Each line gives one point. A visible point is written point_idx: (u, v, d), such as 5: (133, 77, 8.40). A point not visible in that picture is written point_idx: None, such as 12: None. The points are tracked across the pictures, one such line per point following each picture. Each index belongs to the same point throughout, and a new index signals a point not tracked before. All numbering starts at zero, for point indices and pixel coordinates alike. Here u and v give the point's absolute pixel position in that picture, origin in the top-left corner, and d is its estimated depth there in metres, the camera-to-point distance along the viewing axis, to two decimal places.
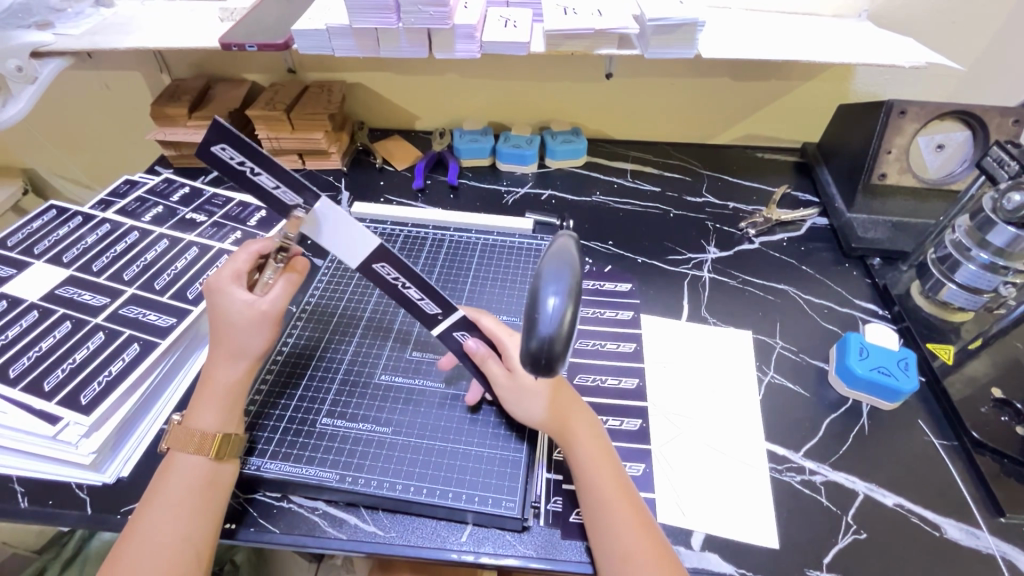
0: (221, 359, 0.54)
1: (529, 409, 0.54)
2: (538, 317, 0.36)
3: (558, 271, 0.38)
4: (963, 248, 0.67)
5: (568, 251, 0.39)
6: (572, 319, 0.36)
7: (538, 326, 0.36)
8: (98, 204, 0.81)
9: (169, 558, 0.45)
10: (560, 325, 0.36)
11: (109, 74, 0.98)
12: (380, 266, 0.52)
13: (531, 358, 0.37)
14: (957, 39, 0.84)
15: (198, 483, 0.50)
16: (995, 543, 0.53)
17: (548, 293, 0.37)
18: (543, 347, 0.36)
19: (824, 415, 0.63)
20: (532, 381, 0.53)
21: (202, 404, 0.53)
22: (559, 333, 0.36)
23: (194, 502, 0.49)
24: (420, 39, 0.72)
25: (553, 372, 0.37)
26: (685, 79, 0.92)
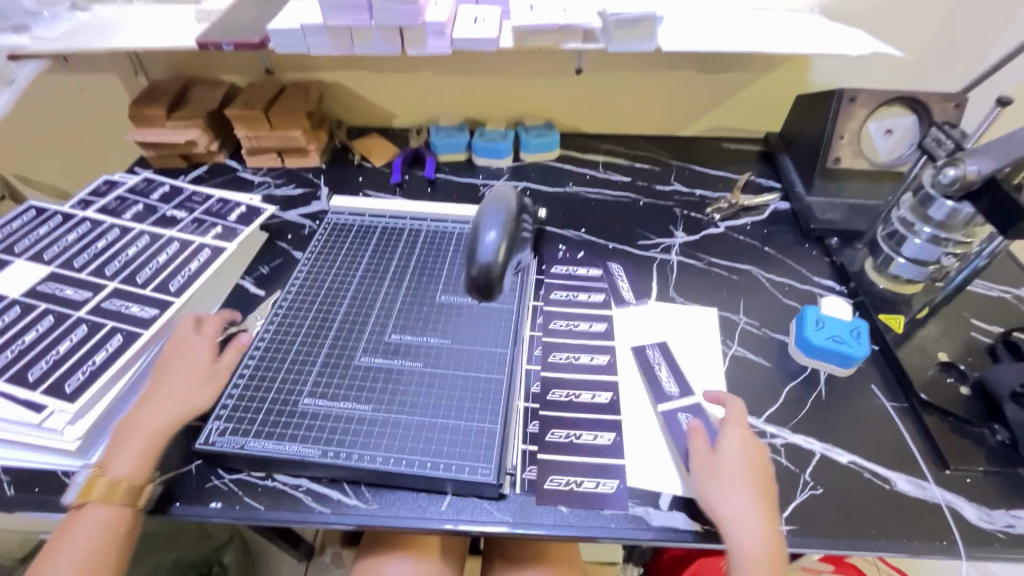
0: (150, 406, 0.57)
1: (729, 490, 0.53)
2: (479, 250, 0.50)
3: (496, 215, 0.52)
4: (908, 224, 0.72)
5: (506, 197, 0.54)
6: (505, 252, 0.50)
7: (478, 256, 0.50)
8: (78, 204, 0.82)
9: None
10: (495, 256, 0.49)
11: (87, 77, 1.00)
12: (554, 395, 0.64)
13: (474, 284, 0.50)
14: (904, 31, 0.89)
15: (97, 542, 0.51)
16: (941, 493, 0.57)
17: (488, 231, 0.51)
18: (483, 273, 0.49)
19: (785, 383, 0.67)
20: (735, 452, 0.55)
21: (121, 449, 0.55)
22: (494, 262, 0.49)
23: (84, 570, 0.50)
24: (392, 36, 0.74)
25: (492, 293, 0.50)
26: (651, 74, 0.97)
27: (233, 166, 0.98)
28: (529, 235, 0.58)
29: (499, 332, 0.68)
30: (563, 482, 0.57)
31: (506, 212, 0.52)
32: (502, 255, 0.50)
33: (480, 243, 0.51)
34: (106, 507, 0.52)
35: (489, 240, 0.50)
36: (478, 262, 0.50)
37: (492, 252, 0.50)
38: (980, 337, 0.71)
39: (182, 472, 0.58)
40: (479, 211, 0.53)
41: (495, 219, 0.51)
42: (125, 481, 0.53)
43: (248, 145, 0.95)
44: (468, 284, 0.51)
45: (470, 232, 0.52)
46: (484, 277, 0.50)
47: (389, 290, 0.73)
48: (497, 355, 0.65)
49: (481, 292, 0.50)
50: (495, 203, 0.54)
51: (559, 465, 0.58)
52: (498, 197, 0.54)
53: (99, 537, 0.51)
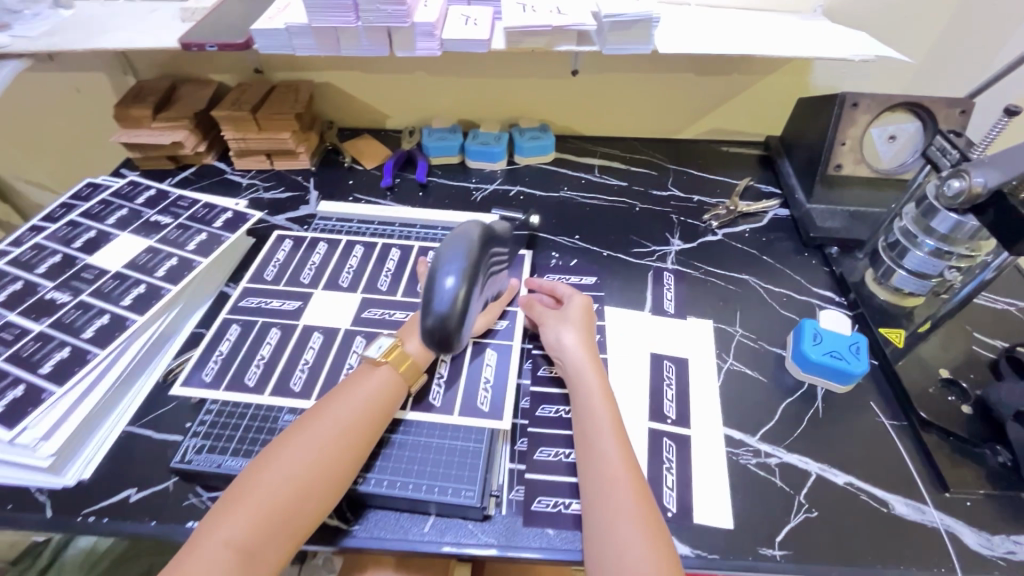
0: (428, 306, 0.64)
1: (564, 335, 0.64)
2: (437, 297, 0.48)
3: (457, 256, 0.49)
4: (910, 235, 0.70)
5: (467, 235, 0.50)
6: (462, 300, 0.48)
7: (435, 306, 0.48)
8: (60, 208, 0.80)
9: (286, 492, 0.48)
10: (452, 307, 0.47)
11: (73, 75, 0.97)
12: (543, 410, 0.62)
13: (432, 334, 0.49)
14: (910, 33, 0.87)
15: (355, 427, 0.53)
16: (939, 517, 0.55)
17: (445, 278, 0.48)
18: (439, 326, 0.48)
19: (780, 399, 0.65)
20: (572, 311, 0.66)
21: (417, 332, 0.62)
22: (451, 315, 0.48)
23: (331, 448, 0.51)
24: (380, 37, 0.72)
25: (450, 342, 0.49)
26: (648, 76, 0.94)
27: (222, 169, 0.96)
28: (493, 264, 0.55)
29: (487, 351, 0.66)
30: (550, 503, 0.55)
31: (467, 253, 0.49)
32: (460, 305, 0.48)
33: (437, 289, 0.49)
34: (393, 371, 0.58)
35: (446, 289, 0.48)
36: (434, 313, 0.48)
37: (448, 303, 0.48)
38: (983, 352, 0.69)
39: (159, 491, 0.56)
40: (438, 248, 0.50)
41: (455, 262, 0.48)
42: (413, 359, 0.59)
43: (235, 147, 0.93)
44: (426, 332, 0.50)
45: (428, 275, 0.49)
46: (441, 330, 0.48)
47: (373, 300, 0.71)
48: (484, 372, 0.64)
49: (438, 341, 0.49)
50: (457, 239, 0.50)
51: (548, 485, 0.56)
52: (462, 230, 0.51)
53: (353, 423, 0.53)
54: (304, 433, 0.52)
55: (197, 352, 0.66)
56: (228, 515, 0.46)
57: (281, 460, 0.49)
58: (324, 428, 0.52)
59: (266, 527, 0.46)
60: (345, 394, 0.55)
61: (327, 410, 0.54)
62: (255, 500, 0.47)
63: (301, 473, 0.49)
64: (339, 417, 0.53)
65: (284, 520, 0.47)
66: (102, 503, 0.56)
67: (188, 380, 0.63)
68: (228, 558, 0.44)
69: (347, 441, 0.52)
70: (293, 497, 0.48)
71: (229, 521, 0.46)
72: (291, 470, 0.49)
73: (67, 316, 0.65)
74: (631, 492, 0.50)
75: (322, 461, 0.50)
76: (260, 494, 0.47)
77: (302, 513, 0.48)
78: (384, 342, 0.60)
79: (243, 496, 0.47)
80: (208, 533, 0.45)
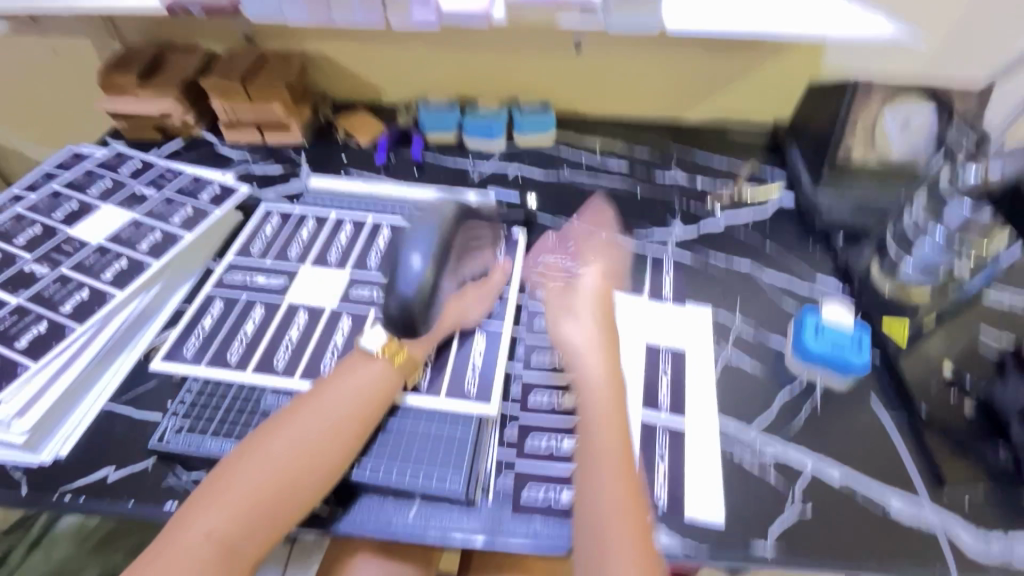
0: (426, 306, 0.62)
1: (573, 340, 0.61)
2: (403, 279, 0.55)
3: (425, 240, 0.56)
4: (920, 227, 0.68)
5: (429, 224, 0.57)
6: (428, 282, 0.55)
7: (402, 288, 0.55)
8: (43, 177, 0.77)
9: (272, 486, 0.47)
10: (418, 293, 0.54)
11: (57, 40, 0.94)
12: (535, 398, 0.61)
13: (396, 314, 0.55)
14: (929, 14, 0.83)
15: (347, 422, 0.52)
16: (936, 515, 0.54)
17: (412, 261, 0.55)
18: (405, 309, 0.54)
19: (778, 392, 0.63)
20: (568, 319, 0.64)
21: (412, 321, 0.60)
22: (416, 299, 0.54)
23: (319, 444, 0.50)
24: (373, 5, 0.69)
25: (416, 324, 0.55)
26: (655, 54, 0.91)
27: (211, 141, 0.93)
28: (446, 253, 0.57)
29: (478, 335, 0.64)
30: (541, 493, 0.54)
31: (431, 240, 0.56)
32: (424, 291, 0.55)
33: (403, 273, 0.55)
34: (387, 366, 0.56)
35: (414, 272, 0.54)
36: (401, 295, 0.54)
37: (414, 286, 0.55)
38: (989, 348, 0.67)
39: (138, 471, 0.55)
40: (407, 230, 0.57)
41: (420, 248, 0.55)
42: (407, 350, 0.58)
43: (225, 119, 0.90)
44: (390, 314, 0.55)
45: (394, 259, 0.56)
46: (406, 311, 0.54)
47: (362, 278, 0.69)
48: (473, 356, 0.62)
49: (402, 323, 0.55)
50: (420, 227, 0.57)
51: (538, 476, 0.55)
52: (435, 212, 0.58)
53: (345, 418, 0.52)
54: (291, 426, 0.51)
55: (180, 328, 0.64)
56: (209, 505, 0.46)
57: (263, 453, 0.49)
58: (314, 422, 0.51)
59: (245, 522, 0.46)
60: (338, 386, 0.54)
61: (319, 403, 0.53)
62: (235, 494, 0.47)
63: (283, 468, 0.48)
64: (332, 412, 0.52)
65: (272, 513, 0.47)
66: (79, 481, 0.54)
67: (170, 354, 0.61)
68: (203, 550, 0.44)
69: (334, 438, 0.51)
70: (275, 493, 0.47)
71: (208, 512, 0.46)
72: (278, 464, 0.48)
73: (44, 290, 0.63)
74: (631, 524, 0.49)
75: (313, 457, 0.49)
76: (240, 487, 0.47)
77: (285, 509, 0.48)
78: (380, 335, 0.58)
79: (224, 488, 0.47)
80: (186, 524, 0.46)
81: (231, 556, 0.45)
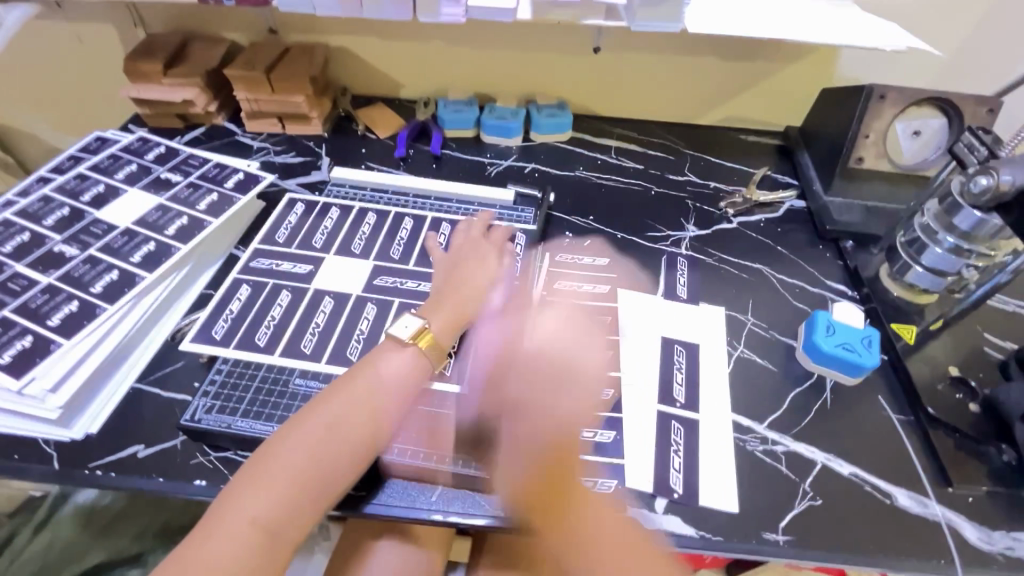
0: (453, 297, 0.63)
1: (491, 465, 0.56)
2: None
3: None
4: (931, 232, 0.69)
5: None
6: None
7: None
8: (69, 161, 0.78)
9: (311, 465, 0.48)
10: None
11: (81, 26, 0.95)
12: None
13: None
14: (940, 26, 0.85)
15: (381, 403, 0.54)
16: (941, 510, 0.56)
17: None
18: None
19: (789, 388, 0.65)
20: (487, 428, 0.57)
21: (439, 310, 0.62)
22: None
23: (355, 424, 0.51)
24: (404, 0, 0.70)
25: None
26: (671, 57, 0.93)
27: (232, 130, 0.94)
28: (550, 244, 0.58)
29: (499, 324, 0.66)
30: None
31: None
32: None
33: None
34: (419, 354, 0.57)
35: None
36: None
37: None
38: (993, 352, 0.69)
39: (166, 448, 0.56)
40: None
41: None
42: (437, 337, 0.59)
43: (247, 108, 0.91)
44: None
45: None
46: None
47: (384, 268, 0.70)
48: (494, 345, 0.64)
49: None
50: None
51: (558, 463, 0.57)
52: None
53: (377, 399, 0.53)
54: (329, 408, 0.52)
55: (207, 311, 0.66)
56: (252, 487, 0.46)
57: (299, 434, 0.49)
58: (348, 404, 0.52)
59: (290, 501, 0.46)
60: (368, 369, 0.55)
61: (353, 385, 0.54)
62: (278, 473, 0.47)
63: (322, 449, 0.49)
64: (364, 394, 0.53)
65: (312, 491, 0.48)
66: (109, 457, 0.56)
67: (198, 337, 0.63)
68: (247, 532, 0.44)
69: (366, 420, 0.52)
70: (313, 473, 0.48)
71: (249, 494, 0.46)
72: (317, 444, 0.49)
73: (74, 270, 0.64)
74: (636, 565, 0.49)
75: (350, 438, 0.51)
76: (280, 468, 0.47)
77: (321, 491, 0.48)
78: (411, 323, 0.59)
79: (266, 467, 0.47)
80: (233, 504, 0.45)
81: (276, 537, 0.45)
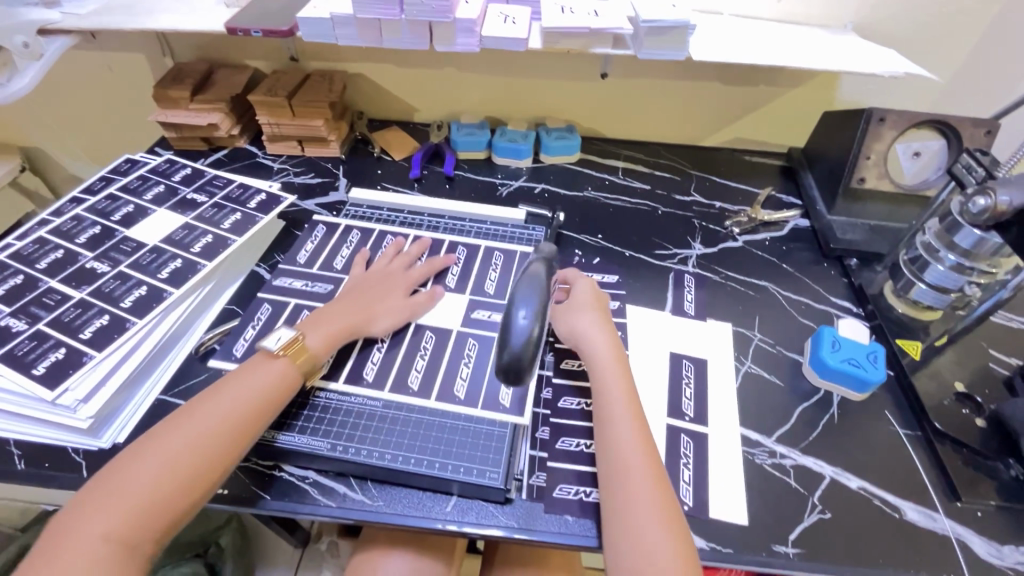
0: (347, 309, 0.65)
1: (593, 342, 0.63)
2: (513, 332, 0.51)
3: (529, 298, 0.54)
4: (932, 249, 0.71)
5: (537, 281, 0.56)
6: (536, 336, 0.52)
7: (510, 340, 0.51)
8: (100, 182, 0.82)
9: (179, 475, 0.48)
10: (528, 338, 0.51)
11: (114, 55, 1.00)
12: (565, 401, 0.64)
13: (505, 369, 0.50)
14: (938, 52, 0.88)
15: (242, 411, 0.53)
16: (950, 525, 0.56)
17: (520, 313, 0.52)
18: (515, 357, 0.50)
19: (796, 403, 0.66)
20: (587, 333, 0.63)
21: (316, 325, 0.62)
22: (527, 345, 0.51)
23: (226, 431, 0.52)
24: (421, 31, 0.74)
25: (522, 379, 0.50)
26: (677, 82, 0.96)
27: (253, 152, 0.98)
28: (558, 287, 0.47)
29: None
30: (571, 490, 0.57)
31: (538, 297, 0.54)
32: (535, 339, 0.51)
33: (511, 324, 0.52)
34: (288, 365, 0.58)
35: (521, 323, 0.51)
36: (510, 349, 0.51)
37: (522, 338, 0.51)
38: (998, 368, 0.70)
39: None
40: (514, 291, 0.55)
41: (527, 302, 0.54)
42: (310, 351, 0.59)
43: (269, 132, 0.95)
44: (496, 368, 0.51)
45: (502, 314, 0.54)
46: (515, 364, 0.50)
47: None
48: None
49: (509, 376, 0.50)
50: (529, 285, 0.56)
51: (569, 474, 0.58)
52: (528, 279, 0.57)
53: (239, 406, 0.54)
54: (189, 420, 0.52)
55: (231, 325, 0.68)
56: (97, 511, 0.46)
57: (161, 449, 0.49)
58: (210, 415, 0.52)
59: (140, 516, 0.46)
60: (232, 384, 0.55)
61: (223, 392, 0.54)
62: (136, 490, 0.47)
63: (183, 462, 0.49)
64: (228, 400, 0.54)
65: (184, 496, 0.48)
66: None
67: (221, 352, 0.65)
68: (104, 549, 0.44)
69: (227, 431, 0.52)
70: (176, 484, 0.48)
71: (97, 513, 0.45)
72: (177, 455, 0.49)
73: (105, 286, 0.67)
74: (652, 484, 0.52)
75: (211, 446, 0.51)
76: (148, 467, 0.48)
77: (185, 495, 0.48)
78: (282, 335, 0.59)
79: (124, 483, 0.47)
80: (68, 531, 0.45)
81: (123, 557, 0.45)
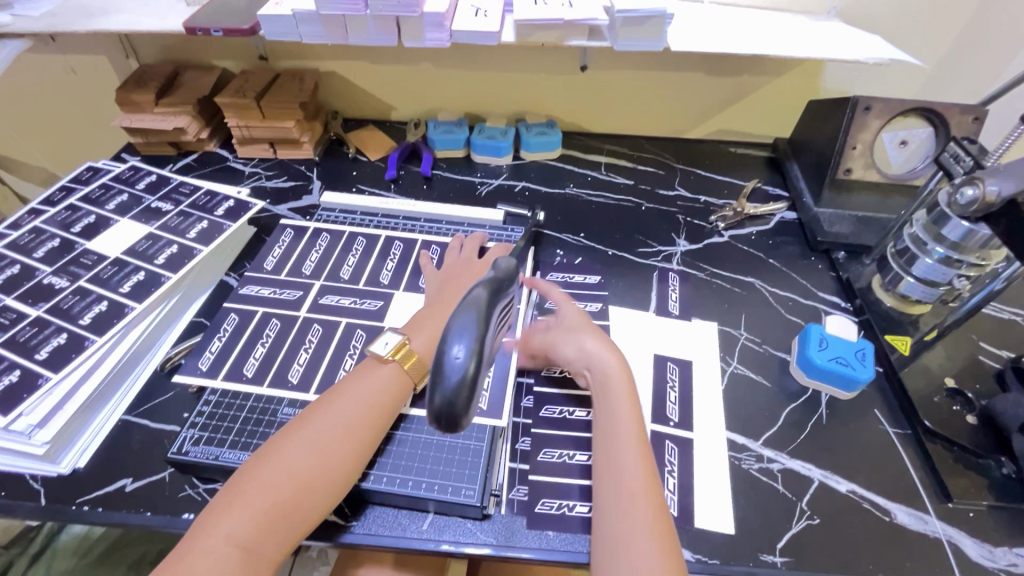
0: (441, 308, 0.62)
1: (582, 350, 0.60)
2: (444, 371, 0.38)
3: (467, 325, 0.40)
4: (920, 242, 0.69)
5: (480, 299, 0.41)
6: (476, 372, 0.39)
7: (441, 382, 0.38)
8: (60, 192, 0.79)
9: (300, 484, 0.47)
10: (463, 382, 0.38)
11: (75, 57, 0.96)
12: (546, 410, 0.62)
13: (436, 413, 0.38)
14: (924, 37, 0.86)
15: (359, 423, 0.52)
16: (941, 527, 0.55)
17: (455, 341, 0.39)
18: (446, 403, 0.38)
19: (783, 405, 0.64)
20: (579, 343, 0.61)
21: (422, 327, 0.60)
22: (461, 390, 0.38)
23: (344, 441, 0.51)
24: (388, 27, 0.71)
25: (457, 425, 0.38)
26: (658, 74, 0.93)
27: (224, 156, 0.95)
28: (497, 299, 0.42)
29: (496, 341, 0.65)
30: (553, 505, 0.54)
31: (479, 317, 0.40)
32: (471, 382, 0.38)
33: (443, 360, 0.39)
34: (398, 370, 0.56)
35: (456, 359, 0.38)
36: (441, 391, 0.38)
37: (459, 376, 0.38)
38: (989, 361, 0.69)
39: (154, 481, 0.56)
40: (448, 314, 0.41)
41: (466, 326, 0.39)
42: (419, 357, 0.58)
43: (238, 134, 0.92)
44: (429, 410, 0.39)
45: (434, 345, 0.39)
46: (448, 411, 0.38)
47: (375, 293, 0.71)
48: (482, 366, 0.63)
49: (443, 422, 0.38)
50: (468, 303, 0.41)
51: (550, 487, 0.56)
52: (468, 300, 0.41)
53: (354, 416, 0.52)
54: (310, 428, 0.51)
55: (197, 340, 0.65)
56: (234, 511, 0.45)
57: (286, 455, 0.49)
58: (329, 423, 0.51)
59: (265, 523, 0.45)
60: (349, 391, 0.54)
61: (339, 400, 0.53)
62: (263, 494, 0.46)
63: (311, 469, 0.48)
64: (344, 409, 0.52)
65: (307, 506, 0.47)
66: (96, 492, 0.55)
67: (187, 368, 0.62)
68: (227, 550, 0.44)
69: (346, 441, 0.51)
70: (294, 494, 0.47)
71: (231, 511, 0.45)
72: (301, 464, 0.48)
73: (63, 303, 0.64)
74: (643, 490, 0.50)
75: (332, 456, 0.50)
76: (281, 469, 0.48)
77: (303, 509, 0.47)
78: (390, 339, 0.58)
79: (249, 486, 0.47)
80: (206, 529, 0.45)
81: (246, 563, 0.44)
